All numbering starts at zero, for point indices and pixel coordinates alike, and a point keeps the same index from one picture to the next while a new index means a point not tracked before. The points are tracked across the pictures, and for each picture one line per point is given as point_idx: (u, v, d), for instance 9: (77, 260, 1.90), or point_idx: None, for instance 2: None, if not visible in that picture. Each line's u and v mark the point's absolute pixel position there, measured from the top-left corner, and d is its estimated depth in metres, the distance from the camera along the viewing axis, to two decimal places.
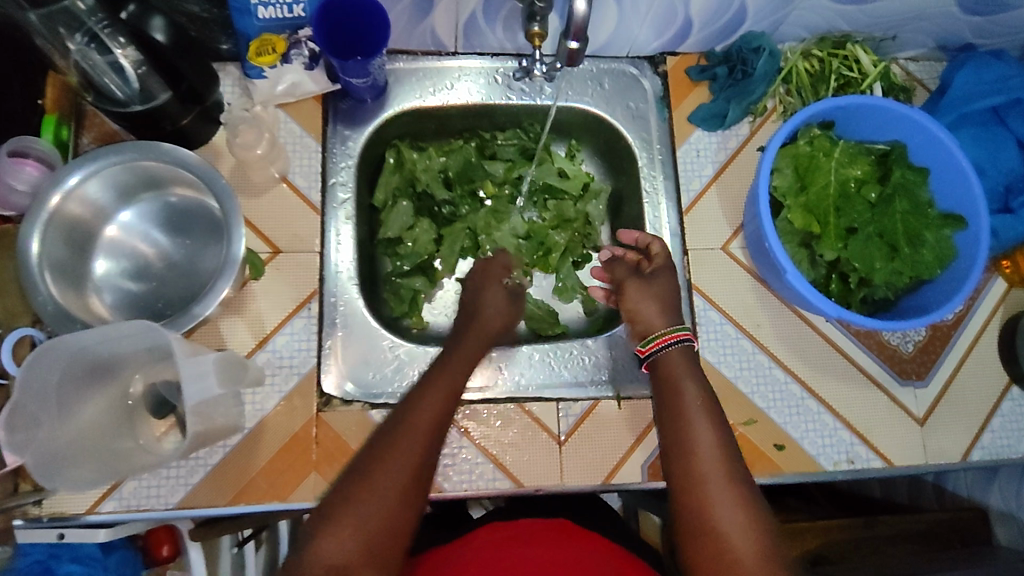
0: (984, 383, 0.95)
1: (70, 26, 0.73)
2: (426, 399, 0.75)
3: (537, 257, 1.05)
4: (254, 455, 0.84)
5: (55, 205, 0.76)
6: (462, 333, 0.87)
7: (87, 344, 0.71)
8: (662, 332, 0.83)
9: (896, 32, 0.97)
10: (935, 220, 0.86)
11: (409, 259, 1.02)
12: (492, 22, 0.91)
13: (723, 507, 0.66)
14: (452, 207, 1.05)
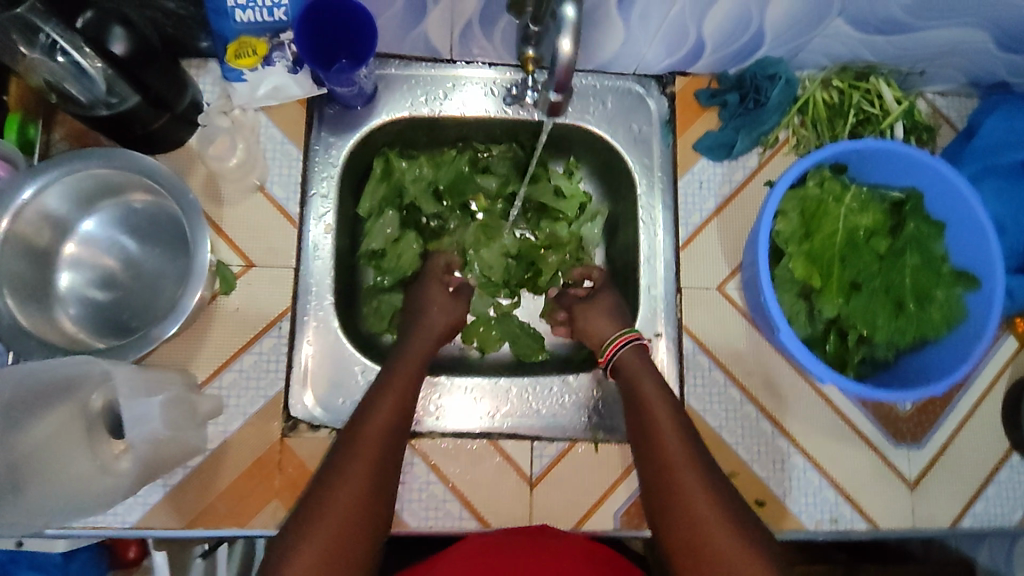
0: (982, 447, 0.91)
1: (26, 33, 0.66)
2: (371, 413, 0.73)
3: (525, 278, 1.00)
4: (215, 477, 0.82)
5: (12, 216, 0.73)
6: (411, 343, 0.84)
7: (36, 370, 0.70)
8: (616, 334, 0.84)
9: (924, 66, 0.91)
10: (946, 277, 0.80)
11: (392, 273, 0.97)
12: (489, 32, 0.85)
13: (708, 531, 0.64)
14: (441, 220, 1.01)
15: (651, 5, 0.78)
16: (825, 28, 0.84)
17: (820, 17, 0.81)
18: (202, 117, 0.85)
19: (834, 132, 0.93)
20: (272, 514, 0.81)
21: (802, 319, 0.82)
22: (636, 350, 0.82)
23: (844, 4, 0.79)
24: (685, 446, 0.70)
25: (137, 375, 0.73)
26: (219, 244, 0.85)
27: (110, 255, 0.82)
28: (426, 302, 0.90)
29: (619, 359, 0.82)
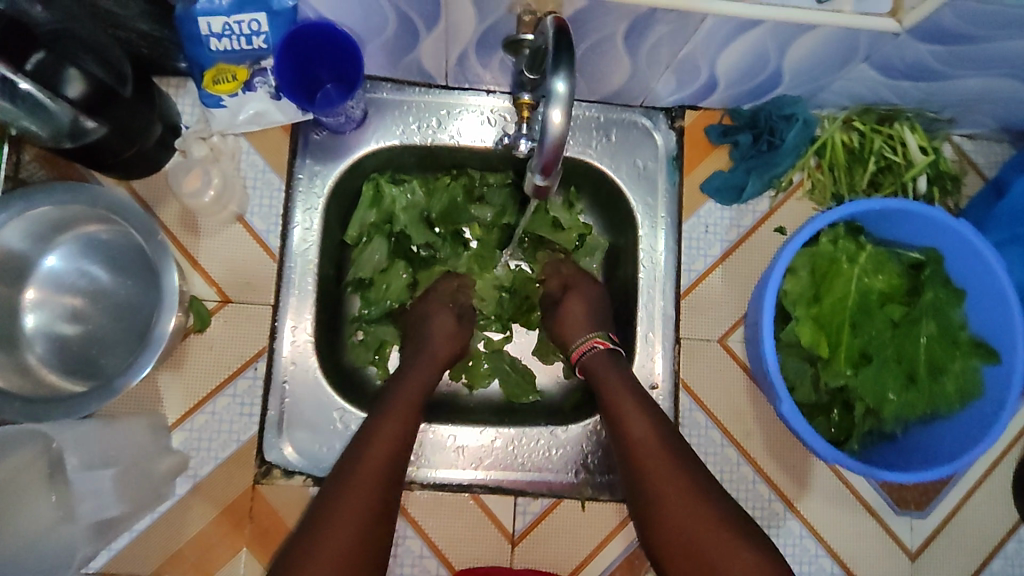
0: (988, 515, 0.88)
1: None
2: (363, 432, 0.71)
3: (518, 313, 0.92)
4: (184, 523, 0.78)
5: None
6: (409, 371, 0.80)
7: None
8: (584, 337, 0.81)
9: (952, 113, 0.85)
10: (963, 349, 0.76)
11: (376, 305, 0.89)
12: (486, 62, 0.79)
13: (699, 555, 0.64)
14: (433, 252, 0.92)
15: (664, 39, 0.72)
16: (849, 71, 0.78)
17: (845, 60, 0.75)
18: (179, 142, 0.80)
19: (852, 180, 0.87)
20: (241, 566, 0.78)
21: (806, 388, 0.79)
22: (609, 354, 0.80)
23: (872, 50, 0.73)
24: (659, 454, 0.70)
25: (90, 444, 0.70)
26: (195, 278, 0.81)
27: (78, 288, 0.77)
28: (423, 325, 0.85)
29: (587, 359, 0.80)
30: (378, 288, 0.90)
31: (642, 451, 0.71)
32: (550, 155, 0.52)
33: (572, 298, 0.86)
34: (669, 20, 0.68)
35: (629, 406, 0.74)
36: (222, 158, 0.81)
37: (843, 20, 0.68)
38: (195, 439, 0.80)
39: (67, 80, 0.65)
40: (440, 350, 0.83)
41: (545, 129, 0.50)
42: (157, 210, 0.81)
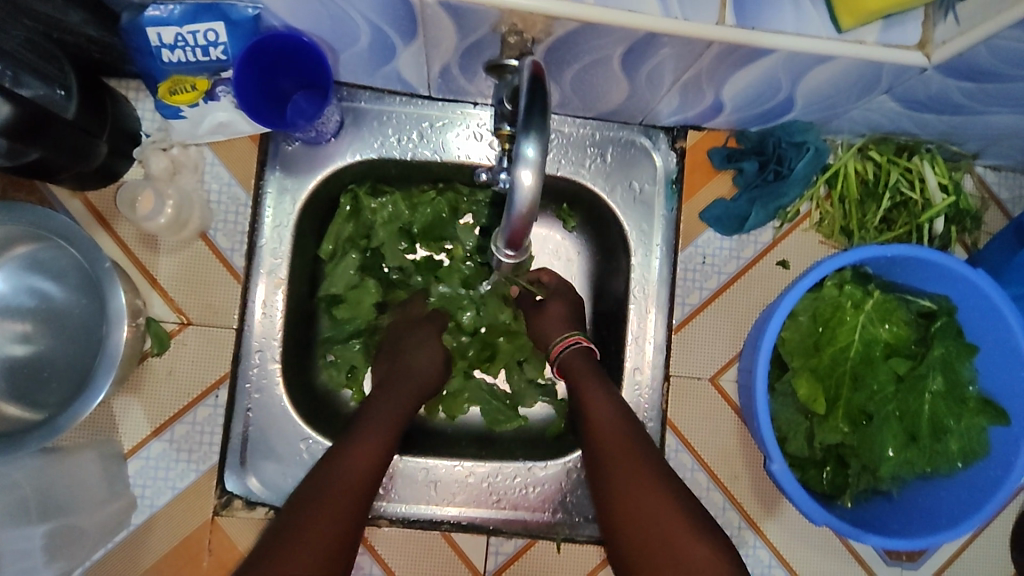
0: (984, 571, 0.83)
1: None
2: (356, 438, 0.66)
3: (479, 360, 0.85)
4: (139, 556, 0.74)
5: None
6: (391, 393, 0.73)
7: None
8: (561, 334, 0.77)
9: (977, 147, 0.78)
10: (971, 407, 0.71)
11: (345, 326, 0.83)
12: (471, 74, 0.73)
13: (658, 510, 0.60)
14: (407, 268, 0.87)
15: (666, 62, 0.65)
16: (867, 102, 0.71)
17: (865, 91, 0.69)
18: (136, 151, 0.74)
19: (863, 216, 0.81)
20: None
21: (799, 441, 0.74)
22: (584, 353, 0.75)
23: (894, 83, 0.66)
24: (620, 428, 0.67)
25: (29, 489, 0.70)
26: (153, 298, 0.76)
27: (29, 308, 0.72)
28: (400, 340, 0.80)
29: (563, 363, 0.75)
30: (348, 306, 0.83)
31: (615, 447, 0.66)
32: (517, 221, 0.49)
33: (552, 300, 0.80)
34: (672, 44, 0.61)
35: (591, 387, 0.71)
36: (183, 171, 0.76)
37: (864, 52, 0.60)
38: (151, 469, 0.75)
39: None
40: (427, 375, 0.76)
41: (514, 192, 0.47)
42: (114, 225, 0.76)
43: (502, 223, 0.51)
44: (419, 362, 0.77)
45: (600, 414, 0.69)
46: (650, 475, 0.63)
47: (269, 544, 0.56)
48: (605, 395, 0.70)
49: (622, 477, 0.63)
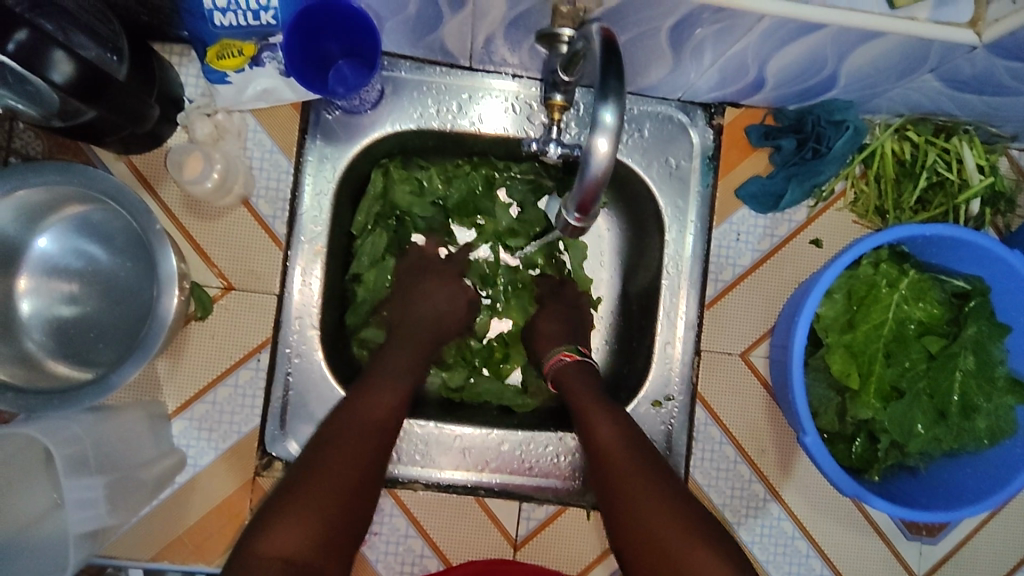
0: (1000, 546, 0.85)
1: None
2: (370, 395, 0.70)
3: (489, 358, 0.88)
4: (182, 512, 0.77)
5: None
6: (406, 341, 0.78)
7: None
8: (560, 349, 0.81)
9: (1016, 130, 0.78)
10: (1000, 387, 0.72)
11: (364, 309, 0.86)
12: (514, 45, 0.73)
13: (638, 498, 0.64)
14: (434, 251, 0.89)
15: (712, 38, 0.66)
16: (910, 81, 0.71)
17: (909, 70, 0.69)
18: (181, 117, 0.75)
19: (899, 196, 0.82)
20: None
21: (829, 416, 0.76)
22: (581, 369, 0.78)
23: (941, 62, 0.66)
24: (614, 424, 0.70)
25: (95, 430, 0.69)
26: (196, 263, 0.78)
27: (76, 269, 0.73)
28: (413, 287, 0.84)
29: (557, 371, 0.79)
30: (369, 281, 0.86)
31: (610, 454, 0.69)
32: (588, 187, 0.50)
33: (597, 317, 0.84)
34: (719, 19, 0.62)
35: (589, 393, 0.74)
36: (227, 136, 0.77)
37: (915, 29, 0.61)
38: (195, 429, 0.77)
39: (53, 63, 0.58)
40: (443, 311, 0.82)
41: (588, 161, 0.48)
42: (158, 190, 0.77)
43: (573, 188, 0.51)
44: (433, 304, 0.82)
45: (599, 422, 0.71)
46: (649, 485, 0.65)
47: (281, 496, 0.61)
48: (605, 412, 0.71)
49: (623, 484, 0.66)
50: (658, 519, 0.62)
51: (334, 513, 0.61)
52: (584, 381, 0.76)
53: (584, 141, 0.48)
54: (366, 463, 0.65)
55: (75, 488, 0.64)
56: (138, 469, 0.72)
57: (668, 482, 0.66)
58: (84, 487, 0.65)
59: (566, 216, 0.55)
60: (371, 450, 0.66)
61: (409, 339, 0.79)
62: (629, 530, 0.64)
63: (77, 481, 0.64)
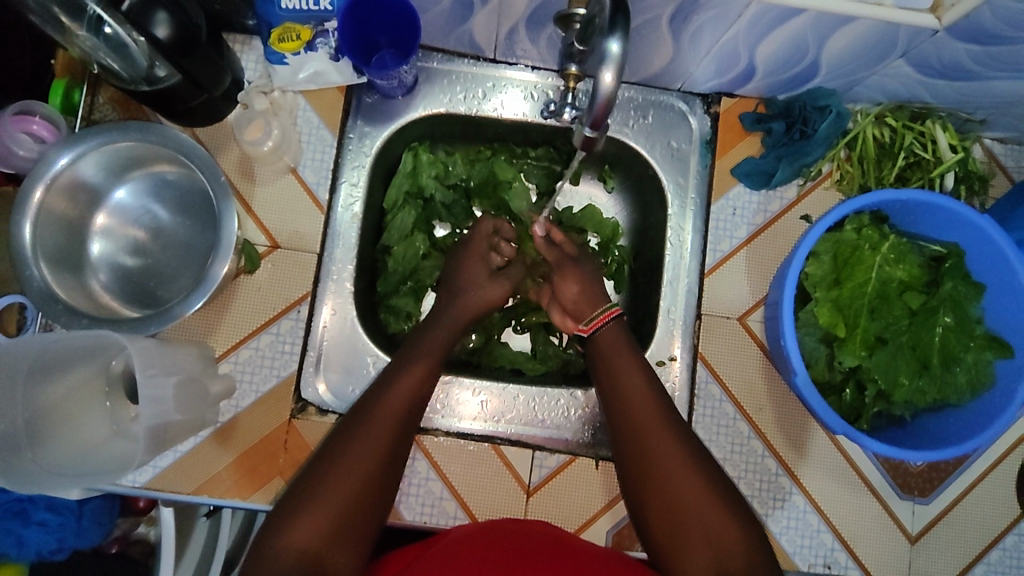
0: (989, 508, 0.89)
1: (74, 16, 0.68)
2: (399, 385, 0.74)
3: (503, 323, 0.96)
4: (224, 449, 0.84)
5: (42, 191, 0.74)
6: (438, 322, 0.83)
7: (49, 343, 0.72)
8: (599, 309, 0.85)
9: (986, 115, 0.87)
10: (978, 341, 0.78)
11: (393, 278, 0.93)
12: (534, 36, 0.84)
13: (681, 479, 0.70)
14: (456, 228, 0.98)
15: (708, 24, 0.76)
16: (885, 67, 0.81)
17: (883, 56, 0.78)
18: (241, 95, 0.85)
19: (881, 174, 0.90)
20: (273, 492, 0.83)
21: (821, 366, 0.82)
22: (618, 325, 0.83)
23: (909, 47, 0.75)
24: (655, 413, 0.74)
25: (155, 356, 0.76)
26: (247, 223, 0.87)
27: (143, 223, 0.83)
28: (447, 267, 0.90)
29: (599, 336, 0.83)
30: (396, 254, 0.93)
31: (649, 435, 0.73)
32: (598, 110, 0.59)
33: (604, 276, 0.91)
34: (713, 5, 0.71)
35: (628, 368, 0.78)
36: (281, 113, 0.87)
37: (882, 13, 0.70)
38: (239, 372, 0.85)
39: (156, 22, 0.68)
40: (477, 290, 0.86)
41: (597, 89, 0.58)
42: (218, 157, 0.87)
43: (585, 111, 0.61)
44: (460, 278, 0.88)
45: (640, 405, 0.75)
46: (685, 474, 0.70)
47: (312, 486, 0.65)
48: (650, 396, 0.76)
49: (663, 466, 0.70)
50: (692, 495, 0.68)
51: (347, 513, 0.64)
52: (625, 349, 0.81)
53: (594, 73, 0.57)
54: (394, 437, 0.70)
55: (147, 385, 0.70)
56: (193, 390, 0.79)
57: (697, 450, 0.72)
58: (155, 385, 0.71)
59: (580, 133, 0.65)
60: (396, 431, 0.70)
61: (450, 313, 0.84)
62: (658, 497, 0.70)
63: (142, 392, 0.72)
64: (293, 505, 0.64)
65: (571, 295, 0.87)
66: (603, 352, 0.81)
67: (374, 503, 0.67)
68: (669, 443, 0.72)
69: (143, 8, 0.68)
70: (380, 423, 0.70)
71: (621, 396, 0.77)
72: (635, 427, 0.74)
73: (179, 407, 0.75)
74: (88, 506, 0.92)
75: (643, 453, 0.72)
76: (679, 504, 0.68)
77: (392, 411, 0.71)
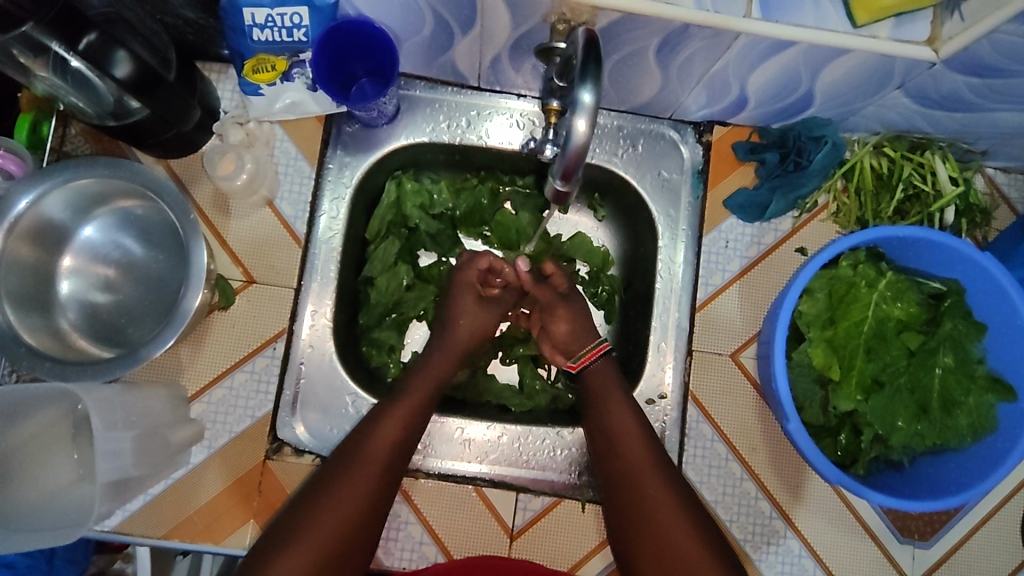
0: (993, 553, 0.86)
1: (35, 49, 0.65)
2: (385, 419, 0.73)
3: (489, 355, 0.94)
4: (196, 492, 0.80)
5: (6, 232, 0.71)
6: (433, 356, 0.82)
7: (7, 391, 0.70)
8: (588, 346, 0.83)
9: (988, 146, 0.84)
10: (980, 383, 0.75)
11: (376, 311, 0.91)
12: (517, 66, 0.81)
13: (668, 519, 0.69)
14: (443, 257, 0.96)
15: (697, 55, 0.72)
16: (882, 98, 0.78)
17: (879, 87, 0.75)
18: (216, 125, 0.83)
19: (879, 206, 0.87)
20: (247, 536, 0.80)
21: (814, 409, 0.79)
22: (608, 361, 0.81)
23: (906, 78, 0.72)
24: (645, 450, 0.73)
25: (124, 399, 0.73)
26: (222, 257, 0.84)
27: (114, 259, 0.80)
28: None
29: (587, 374, 0.81)
30: (379, 286, 0.90)
31: (639, 472, 0.72)
32: (572, 156, 0.58)
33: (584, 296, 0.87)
34: (702, 36, 0.68)
35: (621, 402, 0.77)
36: (257, 144, 0.85)
37: (878, 46, 0.67)
38: (212, 412, 0.82)
39: (115, 61, 0.67)
40: (464, 332, 0.84)
41: (570, 137, 0.57)
42: (192, 189, 0.85)
43: (558, 159, 0.59)
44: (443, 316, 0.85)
45: (631, 443, 0.73)
46: (674, 515, 0.69)
47: (294, 525, 0.66)
48: (641, 431, 0.74)
49: (652, 502, 0.70)
50: (679, 536, 0.67)
51: (330, 550, 0.65)
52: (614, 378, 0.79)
53: (566, 121, 0.56)
54: (377, 476, 0.70)
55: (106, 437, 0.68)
56: (163, 431, 0.76)
57: (687, 490, 0.71)
58: (112, 440, 0.70)
59: (552, 185, 0.63)
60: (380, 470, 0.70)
61: (441, 346, 0.83)
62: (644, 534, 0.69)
63: (107, 435, 0.69)
64: (278, 539, 0.65)
65: (561, 335, 0.85)
66: (597, 385, 0.79)
67: (356, 543, 0.67)
68: (659, 482, 0.71)
69: (102, 45, 0.66)
70: (367, 461, 0.70)
71: (610, 428, 0.75)
72: (622, 463, 0.73)
73: (137, 462, 0.74)
74: (59, 547, 0.89)
75: (634, 492, 0.71)
76: (664, 543, 0.68)
77: (376, 450, 0.71)
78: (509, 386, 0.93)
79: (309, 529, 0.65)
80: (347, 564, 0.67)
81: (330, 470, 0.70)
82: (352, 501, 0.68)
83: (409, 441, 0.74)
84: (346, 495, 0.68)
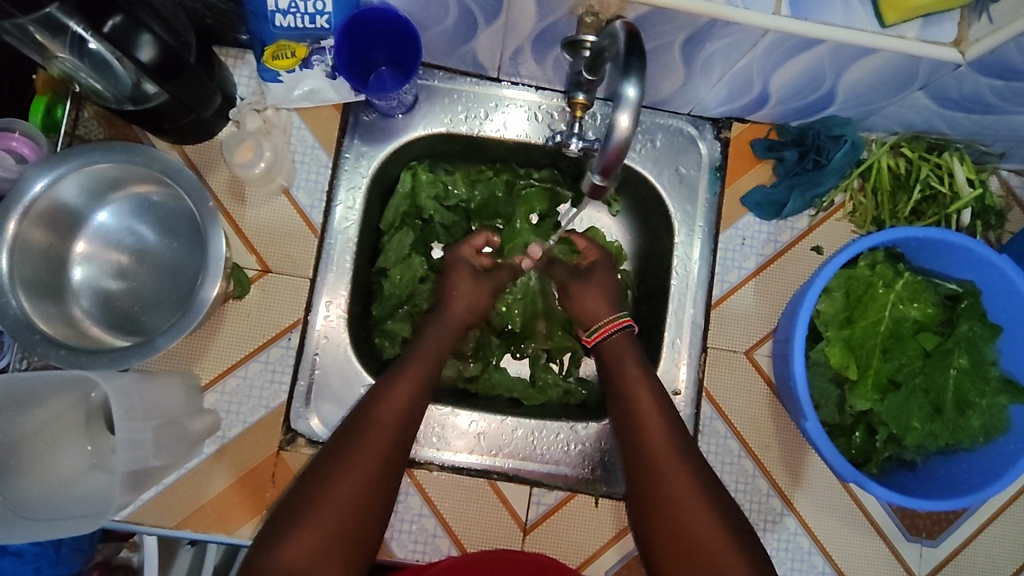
0: (998, 551, 0.87)
1: (56, 31, 0.64)
2: (390, 398, 0.73)
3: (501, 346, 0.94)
4: (208, 482, 0.80)
5: (18, 218, 0.70)
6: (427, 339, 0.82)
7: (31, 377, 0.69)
8: (606, 320, 0.84)
9: (1006, 149, 0.84)
10: (995, 385, 0.75)
11: (390, 302, 0.90)
12: (539, 58, 0.80)
13: (688, 506, 0.67)
14: None
15: (721, 51, 0.72)
16: (903, 99, 0.78)
17: (901, 88, 0.75)
18: (233, 112, 0.82)
19: (895, 206, 0.87)
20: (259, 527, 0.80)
21: (830, 408, 0.80)
22: (628, 335, 0.82)
23: (929, 79, 0.72)
24: (666, 439, 0.72)
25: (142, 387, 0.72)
26: (238, 247, 0.84)
27: (128, 245, 0.79)
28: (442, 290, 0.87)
29: (605, 345, 0.82)
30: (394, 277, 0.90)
31: (662, 459, 0.71)
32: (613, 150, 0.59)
33: (598, 272, 0.87)
34: (727, 33, 0.68)
35: (643, 389, 0.76)
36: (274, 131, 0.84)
37: (905, 46, 0.67)
38: (225, 403, 0.81)
39: (140, 44, 0.65)
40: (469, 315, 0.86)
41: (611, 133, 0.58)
42: (207, 176, 0.84)
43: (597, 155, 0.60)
44: (460, 303, 0.85)
45: (654, 432, 0.73)
46: (697, 503, 0.67)
47: (304, 501, 0.64)
48: (659, 420, 0.74)
49: (673, 491, 0.69)
50: (702, 523, 0.66)
51: (338, 534, 0.63)
52: (634, 356, 0.80)
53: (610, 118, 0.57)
54: (387, 452, 0.69)
55: (123, 426, 0.67)
56: (180, 420, 0.76)
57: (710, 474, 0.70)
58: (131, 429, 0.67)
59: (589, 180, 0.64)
60: (392, 443, 0.70)
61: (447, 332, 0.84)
62: (665, 523, 0.68)
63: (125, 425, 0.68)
64: (279, 528, 0.63)
65: (582, 316, 0.87)
66: (614, 372, 0.80)
67: (368, 518, 0.66)
68: (680, 469, 0.70)
69: (126, 29, 0.65)
70: (369, 441, 0.69)
71: (632, 412, 0.75)
72: (645, 451, 0.72)
73: (157, 452, 0.72)
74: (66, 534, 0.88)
75: (654, 483, 0.70)
76: (690, 529, 0.66)
77: (384, 425, 0.70)
78: (521, 380, 0.92)
79: (321, 503, 0.64)
80: (359, 546, 0.65)
81: (329, 456, 0.68)
82: (362, 475, 0.67)
83: (413, 417, 0.74)
84: (354, 472, 0.66)
